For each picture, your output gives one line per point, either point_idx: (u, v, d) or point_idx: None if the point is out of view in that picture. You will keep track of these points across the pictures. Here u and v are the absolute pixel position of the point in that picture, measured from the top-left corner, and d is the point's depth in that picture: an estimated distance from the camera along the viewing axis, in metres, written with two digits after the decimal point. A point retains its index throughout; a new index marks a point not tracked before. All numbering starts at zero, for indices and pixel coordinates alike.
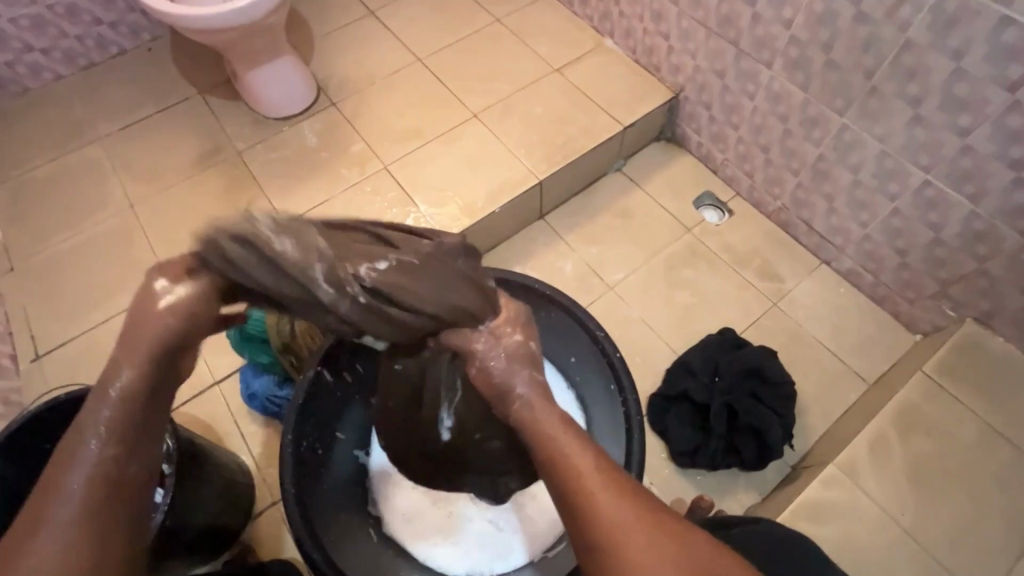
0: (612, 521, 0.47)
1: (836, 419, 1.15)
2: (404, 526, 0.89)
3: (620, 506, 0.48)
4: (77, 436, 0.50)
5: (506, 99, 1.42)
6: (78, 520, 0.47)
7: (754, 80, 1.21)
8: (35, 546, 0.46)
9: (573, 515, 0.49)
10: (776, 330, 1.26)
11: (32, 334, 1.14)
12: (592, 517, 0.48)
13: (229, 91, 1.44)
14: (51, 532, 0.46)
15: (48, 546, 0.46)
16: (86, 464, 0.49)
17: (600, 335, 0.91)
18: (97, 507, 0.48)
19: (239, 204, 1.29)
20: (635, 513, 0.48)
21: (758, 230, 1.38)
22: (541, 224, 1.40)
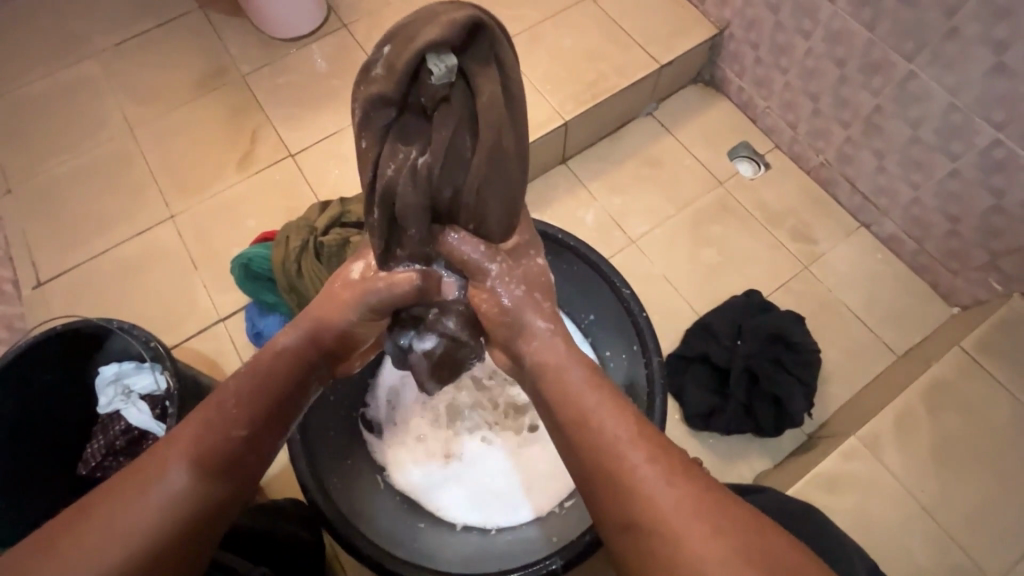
0: (652, 498, 0.46)
1: (858, 390, 1.12)
2: (412, 475, 0.86)
3: (660, 485, 0.47)
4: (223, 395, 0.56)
5: (533, 29, 1.30)
6: (183, 488, 0.51)
7: (812, 16, 1.08)
8: (148, 492, 0.50)
9: (608, 495, 0.49)
10: (805, 294, 1.20)
11: (33, 260, 1.11)
12: (632, 492, 0.47)
13: (232, 6, 1.32)
14: (163, 485, 0.50)
15: (154, 498, 0.49)
16: (221, 415, 0.55)
17: (627, 294, 0.85)
18: (202, 485, 0.52)
19: (244, 133, 1.21)
20: (679, 493, 0.46)
21: (796, 187, 1.28)
22: (562, 169, 1.31)
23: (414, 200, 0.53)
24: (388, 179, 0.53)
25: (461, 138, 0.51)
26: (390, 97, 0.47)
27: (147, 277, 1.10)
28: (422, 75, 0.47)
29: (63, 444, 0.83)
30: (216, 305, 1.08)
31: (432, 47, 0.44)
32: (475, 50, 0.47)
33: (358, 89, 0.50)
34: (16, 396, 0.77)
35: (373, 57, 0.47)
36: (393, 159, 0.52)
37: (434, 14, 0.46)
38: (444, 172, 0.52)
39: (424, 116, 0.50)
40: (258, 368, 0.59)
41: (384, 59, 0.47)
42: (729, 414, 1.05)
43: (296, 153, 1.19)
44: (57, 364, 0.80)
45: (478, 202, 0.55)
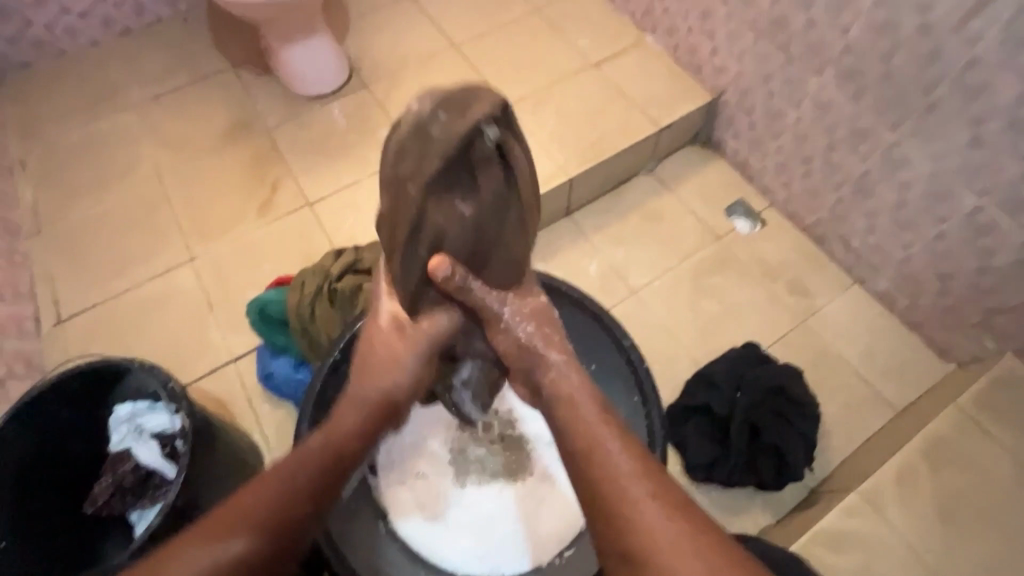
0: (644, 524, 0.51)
1: (860, 444, 1.12)
2: (413, 520, 0.86)
3: (653, 515, 0.52)
4: (308, 444, 0.63)
5: (541, 92, 1.39)
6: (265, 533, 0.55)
7: (801, 88, 1.17)
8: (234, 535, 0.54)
9: (602, 519, 0.54)
10: (804, 347, 1.22)
11: (56, 298, 1.15)
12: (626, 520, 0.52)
13: (262, 66, 1.43)
14: (248, 529, 0.55)
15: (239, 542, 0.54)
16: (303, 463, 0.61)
17: (627, 344, 0.89)
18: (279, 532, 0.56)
19: (266, 182, 1.28)
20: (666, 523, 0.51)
21: (791, 243, 1.33)
22: (567, 222, 1.37)
23: (457, 241, 0.64)
24: (435, 224, 0.63)
25: (502, 189, 0.62)
26: (447, 156, 0.57)
27: (163, 317, 1.14)
28: (473, 142, 0.58)
29: (71, 481, 0.84)
30: (228, 345, 1.11)
31: (485, 120, 0.57)
32: (505, 121, 0.60)
33: (410, 143, 0.59)
34: (31, 432, 0.78)
35: (428, 119, 0.57)
36: (439, 207, 0.61)
37: (475, 95, 0.58)
38: (483, 218, 0.63)
39: (470, 174, 0.60)
40: (338, 425, 0.66)
41: (434, 130, 0.57)
42: (731, 466, 1.05)
43: (314, 202, 1.25)
44: (74, 402, 0.82)
45: (508, 242, 0.66)
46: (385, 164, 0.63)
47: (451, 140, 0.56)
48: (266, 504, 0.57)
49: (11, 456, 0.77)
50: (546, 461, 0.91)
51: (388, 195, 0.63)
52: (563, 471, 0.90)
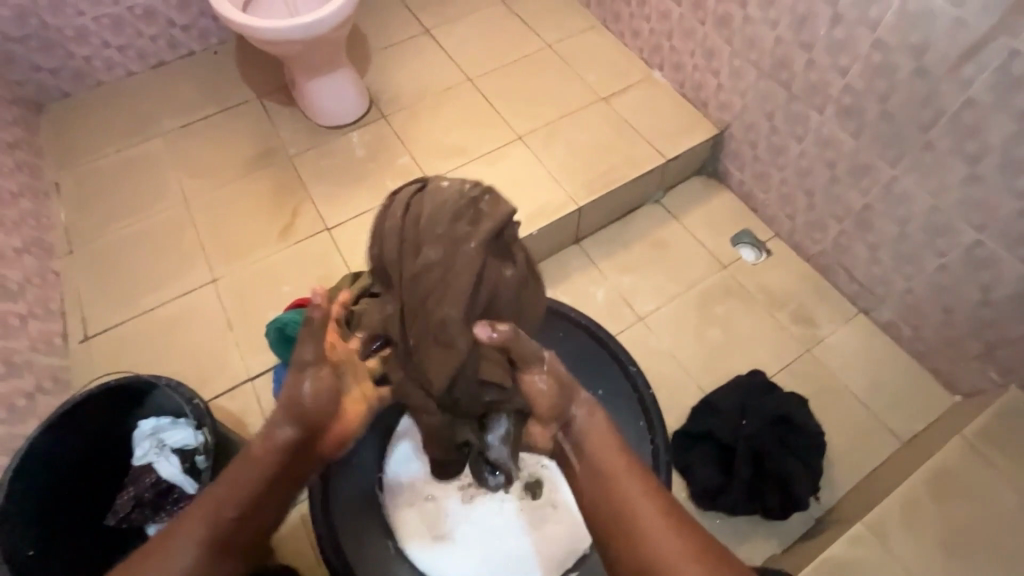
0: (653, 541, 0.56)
1: (865, 474, 1.12)
2: (421, 542, 0.88)
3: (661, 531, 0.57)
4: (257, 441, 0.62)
5: (552, 124, 1.45)
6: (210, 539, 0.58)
7: (803, 123, 1.21)
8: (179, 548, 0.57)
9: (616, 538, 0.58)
10: (808, 376, 1.24)
11: (83, 315, 1.20)
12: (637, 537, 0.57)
13: (287, 97, 1.50)
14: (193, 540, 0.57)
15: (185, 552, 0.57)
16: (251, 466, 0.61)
17: (632, 370, 0.92)
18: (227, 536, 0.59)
19: (287, 207, 1.33)
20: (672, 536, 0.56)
21: (796, 272, 1.36)
22: (575, 249, 1.41)
23: (506, 304, 0.67)
24: (487, 285, 0.65)
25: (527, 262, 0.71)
26: (497, 226, 0.65)
27: (185, 336, 1.18)
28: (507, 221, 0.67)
29: (94, 493, 0.87)
30: (246, 364, 1.15)
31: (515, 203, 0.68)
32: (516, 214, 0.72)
33: (457, 209, 0.65)
34: (61, 444, 0.82)
35: (475, 195, 0.66)
36: (489, 273, 0.65)
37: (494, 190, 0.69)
38: (522, 284, 0.69)
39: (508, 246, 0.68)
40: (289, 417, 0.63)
41: (477, 207, 0.65)
42: (735, 494, 1.06)
43: (332, 227, 1.30)
44: (102, 416, 0.85)
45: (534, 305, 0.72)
46: (421, 226, 0.65)
47: (496, 214, 0.65)
48: (214, 514, 0.59)
49: (40, 465, 0.80)
50: (550, 482, 0.93)
51: (427, 250, 0.64)
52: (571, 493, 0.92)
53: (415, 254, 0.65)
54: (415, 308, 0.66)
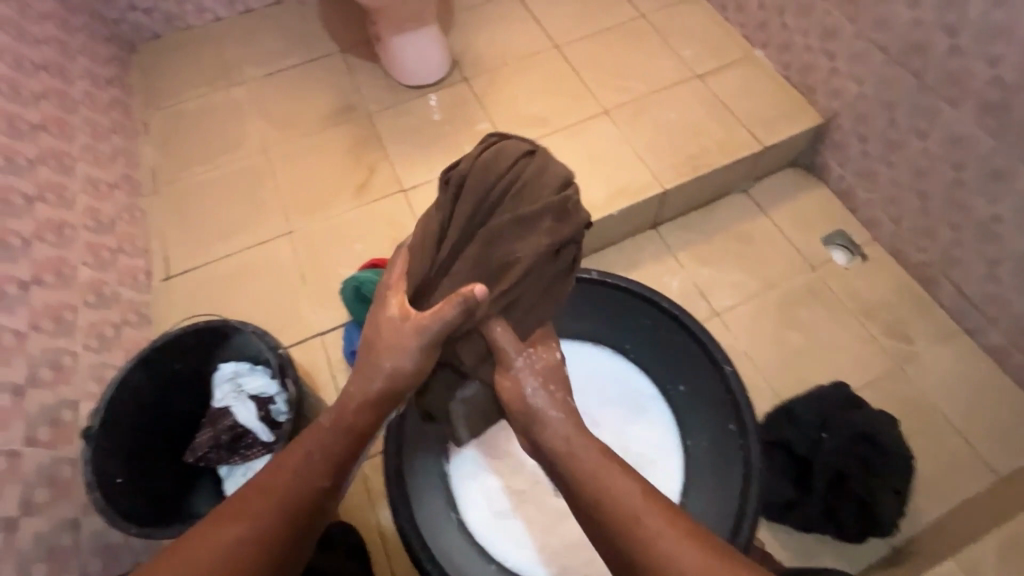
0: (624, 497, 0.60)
1: (951, 506, 1.04)
2: (485, 515, 0.88)
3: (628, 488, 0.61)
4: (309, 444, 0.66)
5: (640, 100, 1.37)
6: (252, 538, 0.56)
7: (931, 119, 1.09)
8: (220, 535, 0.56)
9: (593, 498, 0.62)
10: (897, 394, 1.14)
11: (166, 255, 1.22)
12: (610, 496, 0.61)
13: (368, 52, 1.47)
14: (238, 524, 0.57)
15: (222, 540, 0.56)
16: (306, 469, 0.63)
17: (728, 371, 0.85)
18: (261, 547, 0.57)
19: (363, 164, 1.32)
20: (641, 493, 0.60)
21: (893, 281, 1.25)
22: (652, 234, 1.34)
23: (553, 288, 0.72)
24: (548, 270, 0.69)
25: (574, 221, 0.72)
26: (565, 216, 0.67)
27: (261, 285, 1.19)
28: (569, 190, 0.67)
29: (175, 429, 0.89)
30: (316, 319, 1.15)
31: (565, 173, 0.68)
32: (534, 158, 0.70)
33: (528, 206, 0.66)
34: (151, 378, 0.84)
35: (550, 184, 0.66)
36: (540, 260, 0.67)
37: (536, 161, 0.67)
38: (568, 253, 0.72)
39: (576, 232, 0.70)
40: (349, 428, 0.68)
41: (546, 193, 0.66)
42: (809, 510, 0.99)
43: (407, 189, 1.28)
44: (189, 356, 0.87)
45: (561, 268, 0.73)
46: (525, 176, 0.66)
47: (557, 201, 0.66)
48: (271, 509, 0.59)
49: (132, 399, 0.82)
50: None
51: (517, 234, 0.66)
52: None
53: (505, 198, 0.66)
54: (474, 249, 0.68)
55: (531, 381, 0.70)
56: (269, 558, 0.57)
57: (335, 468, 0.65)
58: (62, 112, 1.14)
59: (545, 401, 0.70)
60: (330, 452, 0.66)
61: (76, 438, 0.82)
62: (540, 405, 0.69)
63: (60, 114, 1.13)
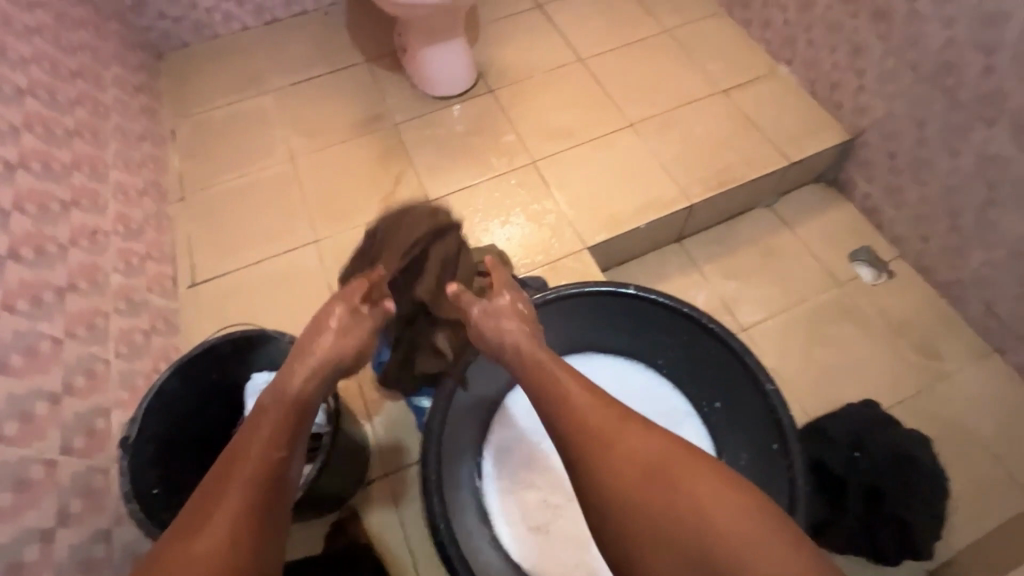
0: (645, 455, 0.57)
1: (987, 530, 1.03)
2: (519, 532, 0.87)
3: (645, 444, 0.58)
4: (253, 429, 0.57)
5: (666, 114, 1.37)
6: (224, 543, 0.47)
7: (963, 138, 1.09)
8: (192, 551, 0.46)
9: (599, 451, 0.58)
10: (928, 414, 1.13)
11: (193, 262, 1.22)
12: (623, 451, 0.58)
13: (394, 63, 1.48)
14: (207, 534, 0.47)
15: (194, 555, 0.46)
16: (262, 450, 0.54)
17: (769, 390, 0.81)
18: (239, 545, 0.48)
19: (390, 174, 1.32)
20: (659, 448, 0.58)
21: (921, 299, 1.25)
22: (677, 248, 1.34)
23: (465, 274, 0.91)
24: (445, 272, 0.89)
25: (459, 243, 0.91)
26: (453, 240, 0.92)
27: (287, 293, 1.19)
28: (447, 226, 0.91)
29: (206, 440, 0.88)
30: None
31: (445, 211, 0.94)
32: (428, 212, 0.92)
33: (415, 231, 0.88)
34: (186, 388, 0.83)
35: (428, 218, 0.90)
36: (437, 260, 0.88)
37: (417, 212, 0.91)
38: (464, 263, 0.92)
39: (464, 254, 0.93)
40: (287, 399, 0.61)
41: (428, 226, 0.89)
42: (844, 531, 0.98)
43: (434, 199, 1.28)
44: (224, 366, 0.87)
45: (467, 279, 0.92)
46: (414, 214, 0.91)
47: (433, 223, 0.89)
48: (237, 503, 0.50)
49: (168, 409, 0.81)
50: None
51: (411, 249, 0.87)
52: None
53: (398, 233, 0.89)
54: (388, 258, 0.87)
55: (498, 327, 0.75)
56: (264, 526, 0.51)
57: (288, 438, 0.57)
58: (95, 118, 1.15)
59: (498, 333, 0.74)
60: (279, 425, 0.57)
61: (109, 446, 0.80)
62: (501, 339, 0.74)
63: (94, 121, 1.14)
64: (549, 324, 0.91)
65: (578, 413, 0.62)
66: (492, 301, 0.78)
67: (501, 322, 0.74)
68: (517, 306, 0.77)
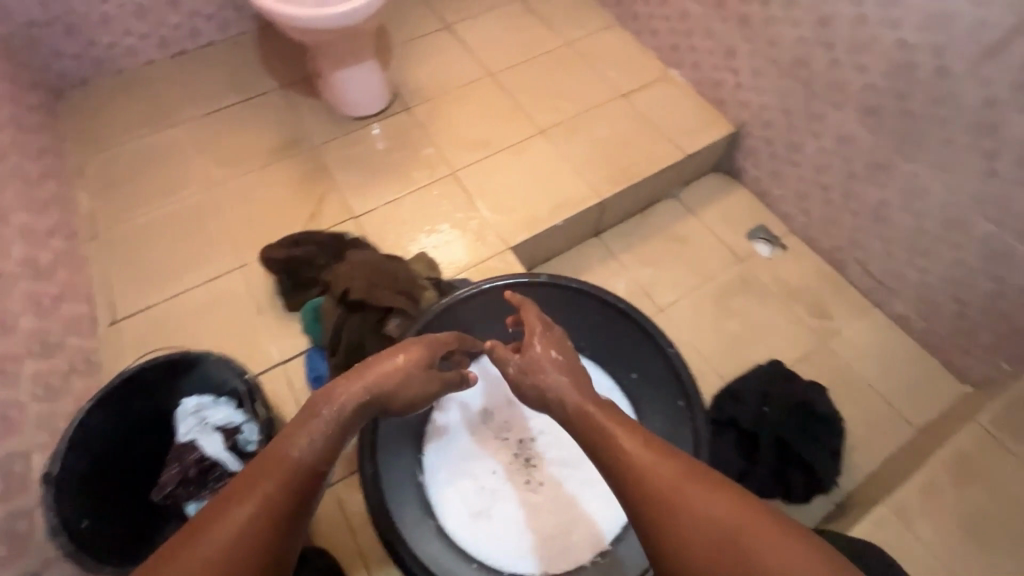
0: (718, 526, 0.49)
1: (880, 461, 1.16)
2: (462, 518, 0.92)
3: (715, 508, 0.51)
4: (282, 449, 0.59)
5: (572, 119, 1.47)
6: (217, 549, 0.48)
7: (822, 122, 1.25)
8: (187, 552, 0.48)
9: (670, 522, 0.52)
10: (824, 367, 1.27)
11: (112, 299, 1.19)
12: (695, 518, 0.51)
13: (309, 87, 1.51)
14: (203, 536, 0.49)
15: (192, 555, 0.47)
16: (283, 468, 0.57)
17: (671, 352, 0.92)
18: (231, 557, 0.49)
19: (313, 195, 1.35)
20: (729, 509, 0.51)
21: (811, 267, 1.40)
22: (596, 242, 1.44)
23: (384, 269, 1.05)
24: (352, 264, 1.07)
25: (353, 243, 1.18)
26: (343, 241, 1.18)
27: (216, 320, 1.18)
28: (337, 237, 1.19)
29: (138, 472, 0.88)
30: (274, 349, 1.15)
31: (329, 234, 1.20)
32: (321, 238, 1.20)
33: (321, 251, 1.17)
34: (109, 421, 0.84)
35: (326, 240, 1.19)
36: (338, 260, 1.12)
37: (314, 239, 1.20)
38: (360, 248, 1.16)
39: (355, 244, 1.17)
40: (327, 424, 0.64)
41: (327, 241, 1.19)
42: (760, 478, 1.08)
43: (359, 215, 1.32)
44: (148, 394, 0.88)
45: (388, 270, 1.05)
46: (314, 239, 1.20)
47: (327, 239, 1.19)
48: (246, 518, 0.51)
49: (93, 442, 0.83)
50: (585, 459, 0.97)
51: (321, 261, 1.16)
52: (598, 492, 0.94)
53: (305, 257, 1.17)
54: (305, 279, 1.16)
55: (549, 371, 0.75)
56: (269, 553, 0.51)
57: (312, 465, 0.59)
58: None
59: (545, 375, 0.75)
60: (307, 452, 0.60)
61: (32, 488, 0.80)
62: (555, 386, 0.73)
63: None
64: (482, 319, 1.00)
65: (649, 474, 0.55)
66: (525, 355, 0.78)
67: (539, 377, 0.75)
68: (551, 358, 0.77)
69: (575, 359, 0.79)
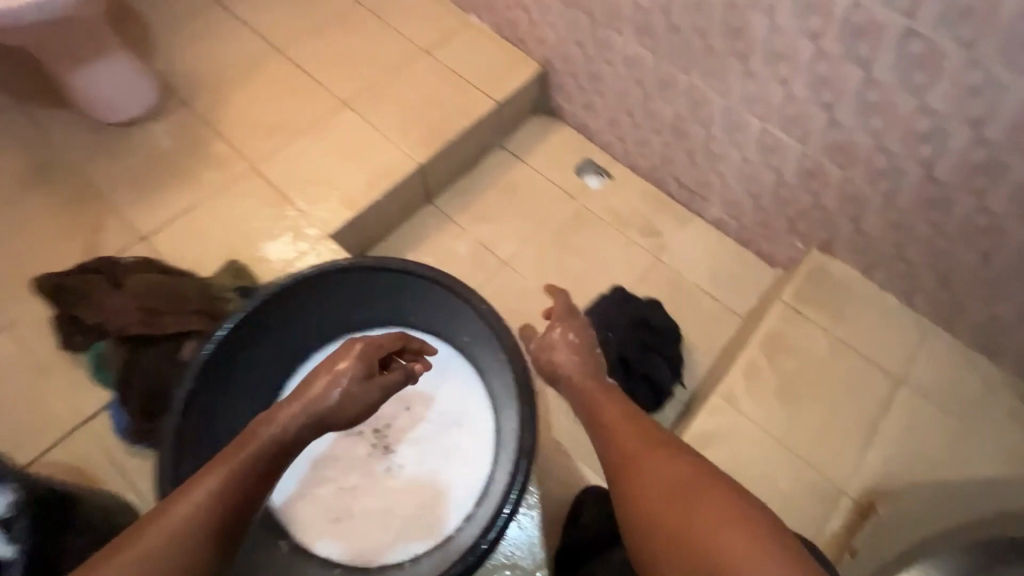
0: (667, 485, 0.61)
1: (716, 354, 1.28)
2: (319, 528, 0.89)
3: (664, 471, 0.63)
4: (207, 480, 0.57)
5: (375, 85, 1.38)
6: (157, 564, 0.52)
7: (610, 48, 1.27)
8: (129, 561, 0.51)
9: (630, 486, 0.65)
10: (661, 281, 1.35)
11: None
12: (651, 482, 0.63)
13: (52, 97, 1.27)
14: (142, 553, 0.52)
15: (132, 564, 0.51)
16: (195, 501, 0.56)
17: (483, 308, 0.87)
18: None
19: (86, 222, 1.16)
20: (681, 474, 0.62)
21: (637, 190, 1.45)
22: (430, 209, 1.39)
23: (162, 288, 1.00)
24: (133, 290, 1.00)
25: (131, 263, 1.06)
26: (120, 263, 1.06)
27: None
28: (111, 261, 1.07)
29: None
30: (73, 408, 0.99)
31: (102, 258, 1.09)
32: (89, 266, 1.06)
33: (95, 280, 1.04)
34: None
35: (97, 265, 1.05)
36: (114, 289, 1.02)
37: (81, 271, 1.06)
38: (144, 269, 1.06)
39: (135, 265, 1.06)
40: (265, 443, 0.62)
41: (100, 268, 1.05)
42: None
43: (149, 235, 1.16)
44: None
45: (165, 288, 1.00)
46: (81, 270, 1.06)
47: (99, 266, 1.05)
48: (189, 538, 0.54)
49: None
50: (439, 432, 0.95)
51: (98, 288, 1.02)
52: (454, 463, 0.93)
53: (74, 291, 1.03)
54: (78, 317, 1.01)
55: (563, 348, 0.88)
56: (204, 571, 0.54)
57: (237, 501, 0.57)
58: None
59: (557, 354, 0.88)
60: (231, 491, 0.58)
61: None
62: (556, 358, 0.87)
63: None
64: (286, 319, 0.93)
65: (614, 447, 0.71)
66: (545, 335, 0.90)
67: (552, 357, 0.88)
68: (568, 339, 0.88)
69: (589, 344, 0.89)
